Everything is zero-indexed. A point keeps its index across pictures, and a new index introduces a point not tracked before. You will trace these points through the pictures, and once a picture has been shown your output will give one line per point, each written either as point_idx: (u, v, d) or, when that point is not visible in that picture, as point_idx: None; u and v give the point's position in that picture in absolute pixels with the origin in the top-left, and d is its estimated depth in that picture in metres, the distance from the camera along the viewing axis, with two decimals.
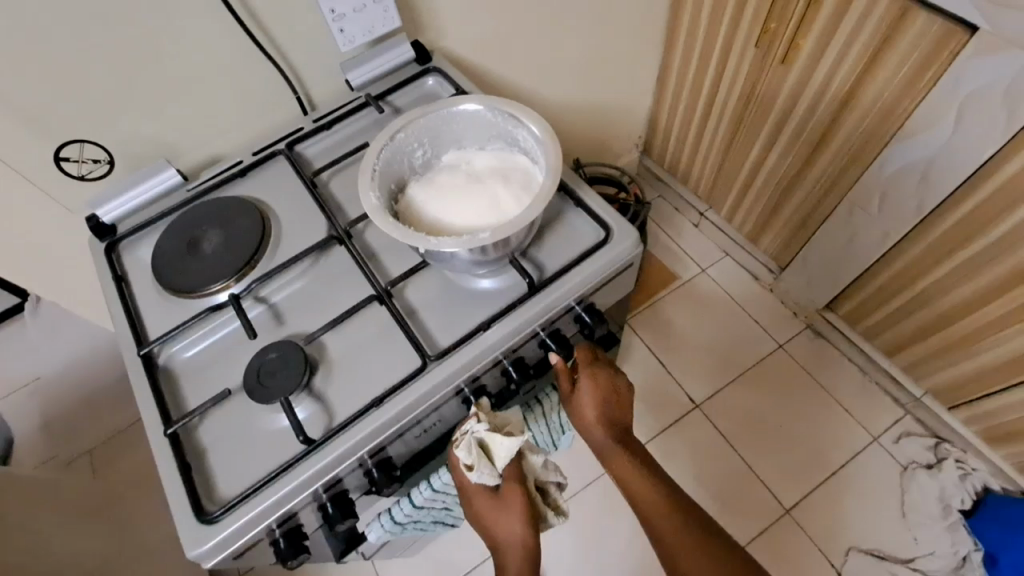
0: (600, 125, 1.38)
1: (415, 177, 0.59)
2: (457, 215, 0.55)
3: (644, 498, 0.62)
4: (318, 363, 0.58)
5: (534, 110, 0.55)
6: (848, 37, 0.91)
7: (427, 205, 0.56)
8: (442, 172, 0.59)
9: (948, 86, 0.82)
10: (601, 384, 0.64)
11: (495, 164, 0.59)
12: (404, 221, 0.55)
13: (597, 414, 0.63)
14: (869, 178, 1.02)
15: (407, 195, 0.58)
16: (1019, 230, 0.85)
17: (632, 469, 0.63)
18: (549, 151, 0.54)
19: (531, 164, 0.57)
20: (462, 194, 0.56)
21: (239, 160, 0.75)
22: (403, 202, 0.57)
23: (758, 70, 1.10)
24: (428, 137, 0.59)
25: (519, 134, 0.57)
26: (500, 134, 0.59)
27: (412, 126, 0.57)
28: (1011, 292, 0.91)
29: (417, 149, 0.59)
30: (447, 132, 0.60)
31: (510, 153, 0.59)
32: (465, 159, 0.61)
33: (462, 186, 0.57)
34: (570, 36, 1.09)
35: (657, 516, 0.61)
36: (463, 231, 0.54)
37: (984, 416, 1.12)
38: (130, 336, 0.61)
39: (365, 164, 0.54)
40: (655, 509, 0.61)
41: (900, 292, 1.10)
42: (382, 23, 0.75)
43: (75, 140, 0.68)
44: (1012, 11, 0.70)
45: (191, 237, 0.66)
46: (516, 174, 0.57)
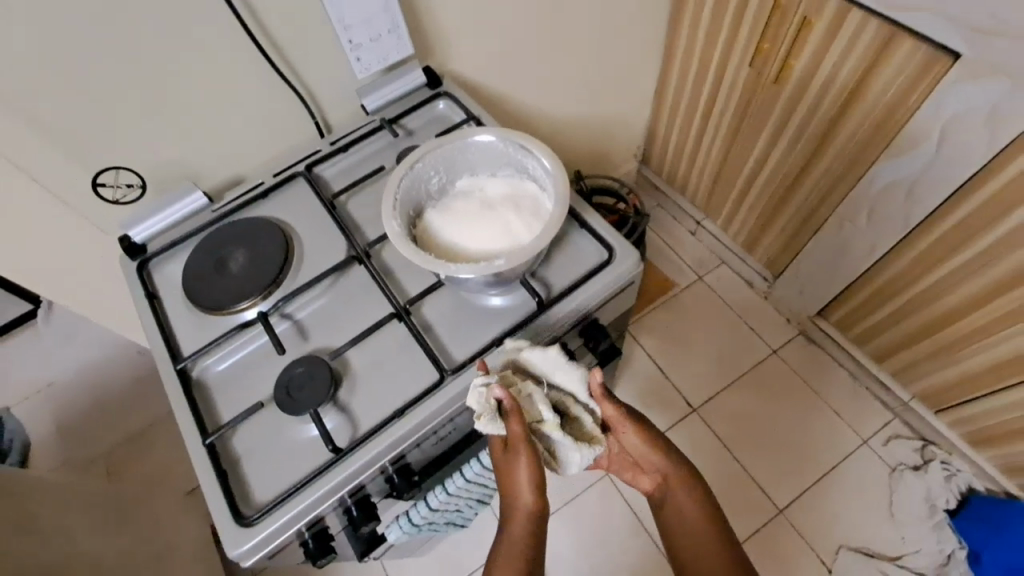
0: (600, 138, 1.42)
1: (432, 203, 0.63)
2: (473, 241, 0.59)
3: (679, 509, 0.67)
4: (342, 376, 0.62)
5: (544, 143, 0.59)
6: (838, 60, 0.95)
7: (445, 232, 0.60)
8: (457, 198, 0.63)
9: (932, 109, 0.86)
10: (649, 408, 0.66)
11: (506, 190, 0.63)
12: (423, 245, 0.59)
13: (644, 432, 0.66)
14: (859, 193, 1.06)
15: (425, 220, 0.62)
16: (999, 245, 0.90)
17: (672, 482, 0.67)
18: (557, 181, 0.58)
19: (540, 191, 0.61)
20: (477, 221, 0.60)
21: (260, 182, 0.79)
22: (422, 228, 0.61)
23: (753, 87, 1.14)
24: (444, 165, 0.63)
25: (529, 163, 0.61)
26: (511, 163, 0.63)
27: (430, 156, 0.61)
28: (992, 303, 0.96)
29: (434, 176, 0.63)
30: (460, 159, 0.64)
31: (521, 180, 0.63)
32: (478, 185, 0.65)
33: (476, 212, 0.61)
34: (572, 54, 1.13)
35: (686, 525, 0.66)
36: (479, 257, 0.58)
37: (968, 420, 1.17)
38: (164, 351, 0.65)
39: (386, 193, 0.58)
40: (690, 521, 0.66)
41: (889, 301, 1.15)
42: (396, 51, 0.78)
43: (111, 167, 0.72)
44: (992, 41, 0.75)
45: (219, 257, 0.70)
46: (527, 200, 0.61)
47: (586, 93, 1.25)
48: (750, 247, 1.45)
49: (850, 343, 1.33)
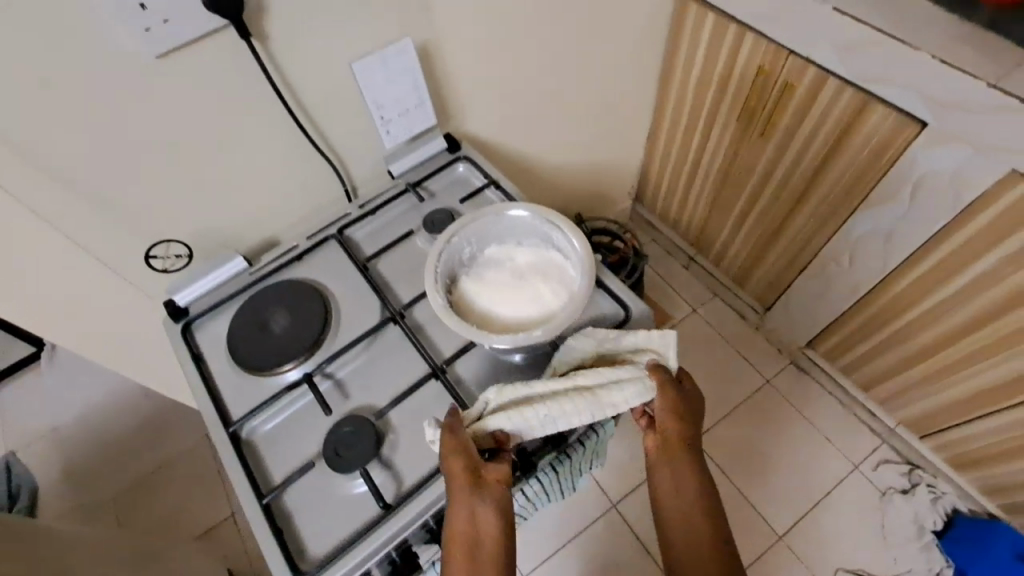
0: (598, 182, 1.51)
1: (465, 269, 0.69)
2: (506, 308, 0.65)
3: (685, 498, 0.65)
4: (385, 434, 0.67)
5: (569, 221, 0.66)
6: (818, 120, 1.04)
7: (479, 299, 0.66)
8: (488, 265, 0.69)
9: (905, 168, 0.95)
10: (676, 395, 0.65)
11: (532, 257, 0.69)
12: (460, 313, 0.65)
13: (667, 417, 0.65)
14: (842, 238, 1.15)
15: (459, 286, 0.67)
16: (969, 288, 0.98)
17: (684, 476, 0.65)
18: (583, 255, 0.65)
19: (565, 261, 0.67)
20: (509, 289, 0.66)
21: (294, 246, 0.83)
22: (457, 295, 0.67)
23: (740, 139, 1.23)
24: (476, 237, 0.69)
25: (555, 235, 0.68)
26: (537, 233, 0.69)
27: (463, 231, 0.68)
28: (966, 340, 1.05)
29: (466, 247, 0.69)
30: (490, 229, 0.70)
31: (545, 247, 0.69)
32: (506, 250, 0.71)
33: (507, 281, 0.67)
34: (573, 111, 1.21)
35: (687, 522, 0.64)
36: (514, 324, 0.64)
37: (950, 445, 1.25)
38: (214, 414, 0.69)
39: (428, 271, 0.64)
40: (690, 517, 0.64)
41: (873, 335, 1.23)
42: (421, 122, 0.85)
43: (162, 241, 0.76)
44: (955, 114, 0.84)
45: (261, 321, 0.75)
46: (554, 269, 0.67)
47: (585, 144, 1.34)
48: (741, 282, 1.53)
49: (838, 372, 1.41)
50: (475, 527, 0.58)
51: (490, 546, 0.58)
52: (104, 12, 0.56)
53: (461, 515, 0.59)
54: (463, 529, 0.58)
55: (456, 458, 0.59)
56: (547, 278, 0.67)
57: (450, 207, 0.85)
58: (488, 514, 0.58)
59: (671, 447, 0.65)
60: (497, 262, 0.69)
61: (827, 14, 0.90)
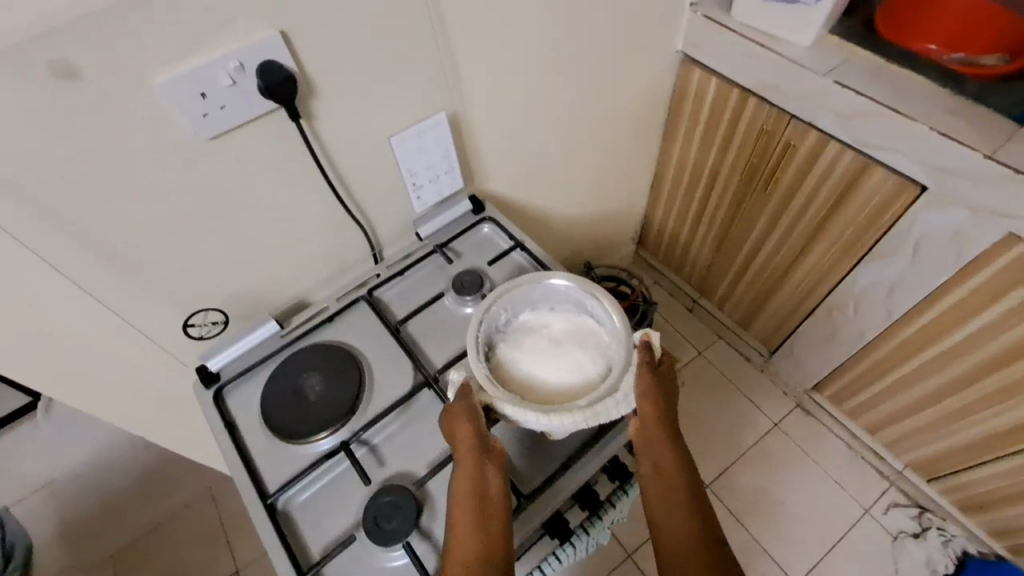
0: (605, 229, 1.55)
1: (501, 336, 0.71)
2: (544, 373, 0.67)
3: (667, 492, 0.62)
4: (424, 504, 0.67)
5: (602, 289, 0.70)
6: (820, 179, 1.10)
7: (517, 365, 0.68)
8: (524, 331, 0.71)
9: (905, 226, 1.00)
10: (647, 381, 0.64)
11: (566, 324, 0.72)
12: (500, 379, 0.67)
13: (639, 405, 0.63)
14: (845, 288, 1.19)
15: (497, 353, 0.69)
16: (970, 339, 1.03)
17: (664, 464, 0.63)
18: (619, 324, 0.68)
19: (599, 328, 0.70)
20: (546, 355, 0.68)
21: (324, 306, 0.85)
22: (494, 361, 0.69)
23: (743, 193, 1.29)
24: (510, 305, 0.72)
25: (589, 303, 0.71)
26: (569, 300, 0.73)
27: (499, 299, 0.71)
28: (969, 388, 1.08)
29: (502, 314, 0.72)
30: (525, 297, 0.73)
31: (578, 314, 0.72)
32: (540, 317, 0.73)
33: (544, 346, 0.69)
34: (585, 166, 1.26)
35: (670, 511, 0.61)
36: (553, 390, 0.65)
37: (957, 488, 1.27)
38: (251, 484, 0.69)
39: (468, 337, 0.67)
40: (672, 506, 0.61)
41: (877, 380, 1.27)
42: (449, 187, 0.91)
43: (201, 309, 0.77)
44: (952, 180, 0.89)
45: (296, 386, 0.76)
46: (588, 335, 0.70)
47: (594, 196, 1.38)
48: (744, 326, 1.57)
49: (844, 416, 1.44)
50: (480, 488, 0.61)
51: (494, 505, 0.61)
52: (168, 103, 0.58)
53: (467, 478, 0.61)
54: (467, 496, 0.60)
55: (464, 423, 0.63)
56: (583, 344, 0.69)
57: (478, 269, 0.87)
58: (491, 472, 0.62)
59: (648, 434, 0.63)
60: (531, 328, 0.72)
61: (828, 86, 0.97)
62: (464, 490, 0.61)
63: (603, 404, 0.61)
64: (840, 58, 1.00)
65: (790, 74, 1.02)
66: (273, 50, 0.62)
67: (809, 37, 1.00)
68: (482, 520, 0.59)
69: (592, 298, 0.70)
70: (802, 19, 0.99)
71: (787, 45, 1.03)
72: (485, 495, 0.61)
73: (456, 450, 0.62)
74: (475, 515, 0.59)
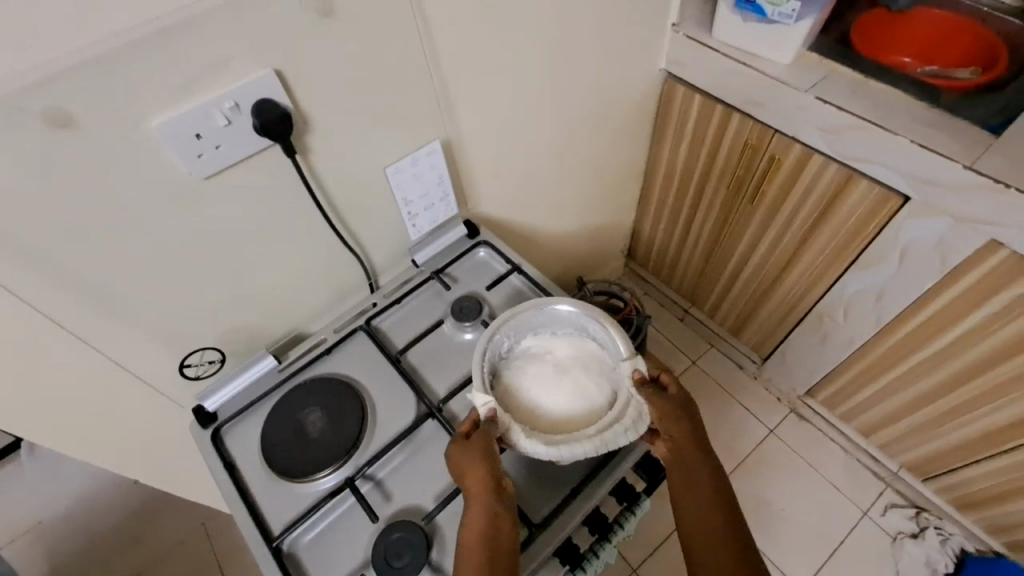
0: (595, 244, 1.57)
1: (505, 362, 0.72)
2: (549, 403, 0.67)
3: (700, 509, 0.62)
4: (434, 538, 0.66)
5: (605, 313, 0.70)
6: (805, 191, 1.12)
7: (522, 395, 0.68)
8: (527, 358, 0.72)
9: (890, 235, 1.03)
10: (670, 403, 0.64)
11: (569, 348, 0.72)
12: (506, 408, 0.67)
13: (666, 426, 0.64)
14: (834, 295, 1.21)
15: (501, 380, 0.70)
16: (958, 341, 1.05)
17: (697, 481, 0.63)
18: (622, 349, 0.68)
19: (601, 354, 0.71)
20: (551, 383, 0.69)
21: (322, 338, 0.84)
22: (500, 391, 0.69)
23: (730, 205, 1.31)
24: (513, 331, 0.73)
25: (592, 328, 0.72)
26: (572, 324, 0.73)
27: (502, 326, 0.71)
28: (960, 389, 1.11)
29: (505, 341, 0.72)
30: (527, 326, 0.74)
31: (581, 338, 0.73)
32: (543, 342, 0.74)
33: (549, 373, 0.69)
34: (575, 185, 1.27)
35: (703, 527, 0.62)
36: (559, 418, 0.66)
37: (952, 487, 1.29)
38: (254, 527, 0.67)
39: (473, 366, 0.67)
40: (709, 522, 0.62)
41: (869, 383, 1.29)
42: (444, 212, 0.91)
43: (198, 349, 0.76)
44: (933, 190, 0.92)
45: (297, 422, 0.74)
46: (593, 361, 0.71)
47: (585, 212, 1.40)
48: (736, 335, 1.59)
49: (838, 420, 1.46)
50: (490, 528, 0.59)
51: (503, 542, 0.59)
52: (161, 145, 0.57)
53: (475, 513, 0.60)
54: (474, 536, 0.59)
55: (477, 460, 0.62)
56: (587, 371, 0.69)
57: (476, 294, 0.87)
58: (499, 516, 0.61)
59: (680, 453, 0.64)
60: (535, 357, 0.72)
61: (810, 102, 1.00)
62: (472, 528, 0.60)
63: (611, 436, 0.61)
64: (819, 74, 1.03)
65: (772, 91, 1.04)
66: (268, 87, 0.62)
67: (788, 55, 1.03)
68: (491, 560, 0.58)
69: (595, 323, 0.71)
70: (782, 37, 1.02)
71: (767, 63, 1.06)
72: (494, 533, 0.59)
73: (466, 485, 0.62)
74: (482, 553, 0.58)
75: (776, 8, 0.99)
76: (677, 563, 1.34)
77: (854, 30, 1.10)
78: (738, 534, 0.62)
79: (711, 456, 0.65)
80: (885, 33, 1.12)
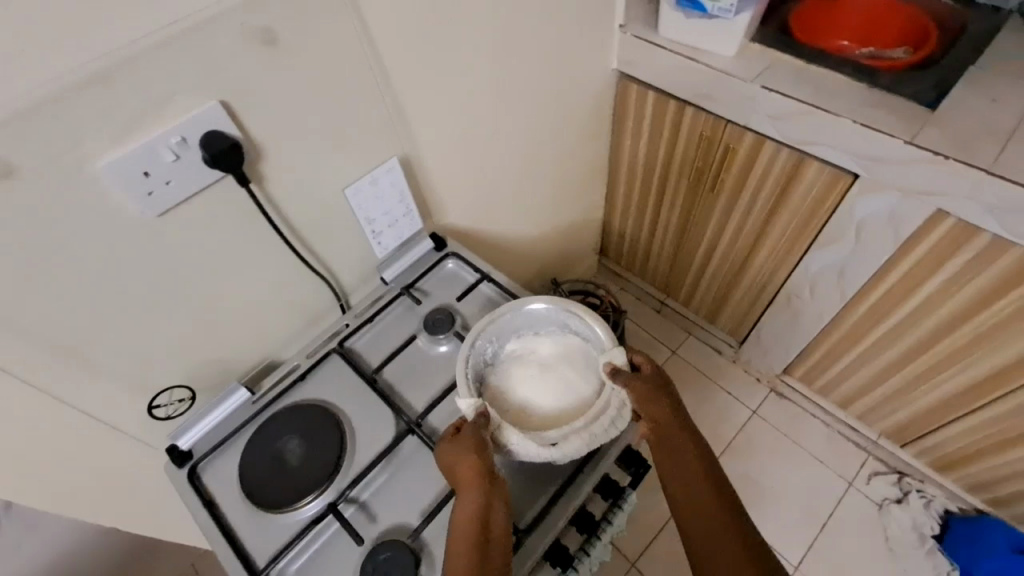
0: (566, 245, 1.58)
1: (491, 366, 0.73)
2: (539, 399, 0.70)
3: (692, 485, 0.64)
4: (422, 554, 0.66)
5: (583, 306, 0.71)
6: (761, 176, 1.15)
7: (511, 397, 0.70)
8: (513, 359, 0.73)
9: (845, 212, 1.06)
10: (648, 386, 0.65)
11: (552, 345, 0.74)
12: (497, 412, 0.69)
13: (646, 410, 0.65)
14: (799, 274, 1.25)
15: (489, 385, 0.71)
16: (919, 308, 1.09)
17: (679, 457, 0.65)
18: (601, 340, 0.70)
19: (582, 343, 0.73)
20: (538, 382, 0.71)
21: (295, 365, 0.83)
22: (489, 395, 0.71)
23: (693, 195, 1.33)
24: (495, 334, 0.74)
25: (572, 322, 0.73)
26: (552, 321, 0.75)
27: (483, 331, 0.72)
28: (926, 354, 1.14)
29: (488, 345, 0.73)
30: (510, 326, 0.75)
31: (563, 333, 0.74)
32: (526, 342, 0.75)
33: (534, 373, 0.71)
34: (541, 188, 1.28)
35: (691, 501, 0.64)
36: (549, 415, 0.68)
37: (929, 449, 1.33)
38: (237, 563, 0.66)
39: (458, 376, 0.68)
40: (697, 495, 0.63)
41: (842, 357, 1.32)
42: (409, 227, 0.91)
43: (166, 389, 0.75)
44: (881, 165, 0.96)
45: (276, 452, 0.74)
46: (575, 352, 0.73)
47: (553, 214, 1.41)
48: (711, 321, 1.62)
49: (817, 395, 1.50)
50: (479, 525, 0.59)
51: (495, 530, 0.60)
52: (108, 185, 0.57)
53: (466, 502, 0.61)
54: (463, 533, 0.59)
55: (467, 458, 0.62)
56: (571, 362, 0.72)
57: (447, 306, 0.87)
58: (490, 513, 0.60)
59: (661, 433, 0.65)
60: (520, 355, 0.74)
61: (757, 90, 1.03)
62: (465, 516, 0.60)
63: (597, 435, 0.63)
64: (763, 63, 1.07)
65: (721, 83, 1.07)
66: (214, 119, 0.61)
67: (733, 47, 1.06)
68: (479, 557, 0.58)
69: (574, 317, 0.72)
70: (724, 31, 1.05)
71: (713, 56, 1.09)
72: (486, 521, 0.60)
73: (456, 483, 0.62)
74: (472, 540, 0.58)
75: (716, 3, 1.01)
76: (674, 552, 1.35)
77: (794, 19, 1.15)
78: (728, 505, 0.64)
79: (694, 432, 0.66)
80: (823, 20, 1.17)
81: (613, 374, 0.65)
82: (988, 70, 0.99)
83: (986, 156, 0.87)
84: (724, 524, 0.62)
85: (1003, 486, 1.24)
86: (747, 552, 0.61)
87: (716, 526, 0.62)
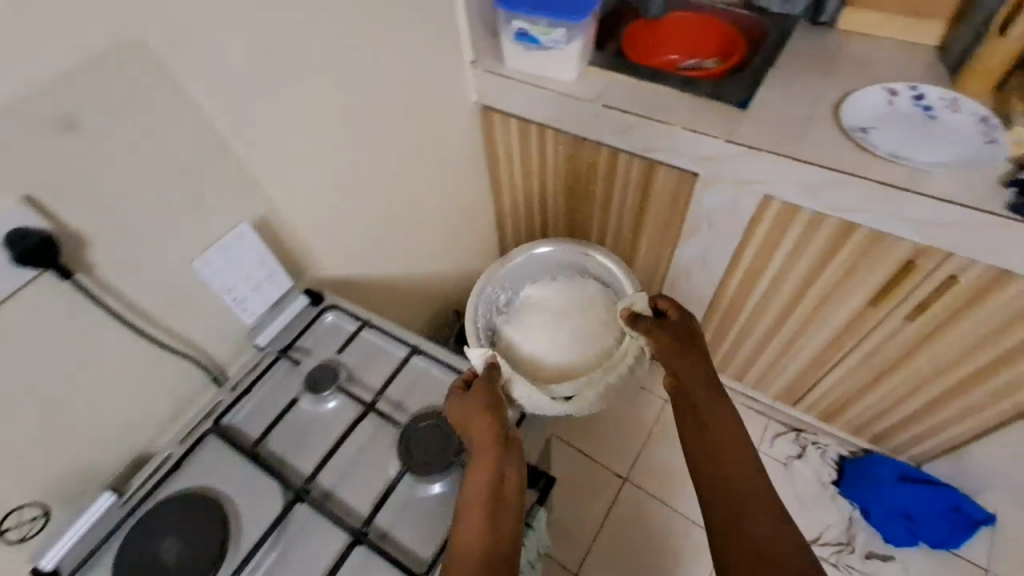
0: (467, 273, 1.62)
1: (508, 308, 1.17)
2: (550, 347, 1.09)
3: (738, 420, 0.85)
4: None
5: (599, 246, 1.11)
6: (623, 183, 1.26)
7: (514, 343, 1.11)
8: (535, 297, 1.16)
9: (697, 207, 1.17)
10: (675, 331, 0.95)
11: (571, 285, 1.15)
12: (501, 347, 1.09)
13: (677, 349, 0.92)
14: (674, 267, 1.35)
15: (497, 331, 1.12)
16: (774, 281, 1.21)
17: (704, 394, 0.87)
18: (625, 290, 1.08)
19: (604, 299, 1.12)
20: (528, 332, 1.11)
21: (167, 455, 0.78)
22: (514, 324, 1.14)
23: (570, 210, 1.43)
24: (510, 283, 1.16)
25: (584, 261, 1.15)
26: (569, 262, 1.17)
27: (499, 280, 1.14)
28: (789, 321, 1.27)
29: (502, 294, 1.15)
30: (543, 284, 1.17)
31: (575, 274, 1.16)
32: (542, 286, 1.17)
33: (540, 324, 1.12)
34: (425, 224, 1.31)
35: (726, 421, 0.84)
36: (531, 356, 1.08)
37: (814, 404, 1.47)
38: None
39: (471, 321, 1.07)
40: (725, 418, 0.85)
41: (727, 334, 1.44)
42: (276, 288, 0.88)
43: (14, 509, 0.68)
44: (712, 162, 1.07)
45: (152, 554, 0.69)
46: (589, 299, 1.12)
47: (445, 247, 1.44)
48: None
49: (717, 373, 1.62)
50: (492, 489, 0.67)
51: (506, 489, 0.68)
52: None
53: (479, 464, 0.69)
54: (478, 494, 0.67)
55: (487, 425, 0.71)
56: (597, 313, 1.10)
57: (328, 361, 0.86)
58: (511, 475, 0.69)
59: (684, 372, 0.90)
60: (570, 297, 1.14)
61: (599, 108, 1.13)
62: (479, 478, 0.68)
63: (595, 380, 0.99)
64: (602, 82, 1.16)
65: (567, 105, 1.16)
66: (23, 220, 0.59)
67: (572, 73, 1.15)
68: (493, 516, 0.65)
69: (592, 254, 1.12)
70: (562, 58, 1.13)
71: (557, 82, 1.17)
72: (500, 481, 0.68)
73: (476, 448, 0.70)
74: (489, 498, 0.66)
75: (546, 37, 1.09)
76: (612, 554, 1.40)
77: (627, 38, 1.29)
78: (720, 434, 0.83)
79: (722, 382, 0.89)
80: (651, 38, 1.32)
81: (636, 321, 0.98)
82: (784, 69, 1.14)
83: (789, 144, 1.00)
84: (737, 442, 0.82)
85: (877, 424, 1.39)
86: (730, 475, 0.79)
87: (741, 440, 0.83)
